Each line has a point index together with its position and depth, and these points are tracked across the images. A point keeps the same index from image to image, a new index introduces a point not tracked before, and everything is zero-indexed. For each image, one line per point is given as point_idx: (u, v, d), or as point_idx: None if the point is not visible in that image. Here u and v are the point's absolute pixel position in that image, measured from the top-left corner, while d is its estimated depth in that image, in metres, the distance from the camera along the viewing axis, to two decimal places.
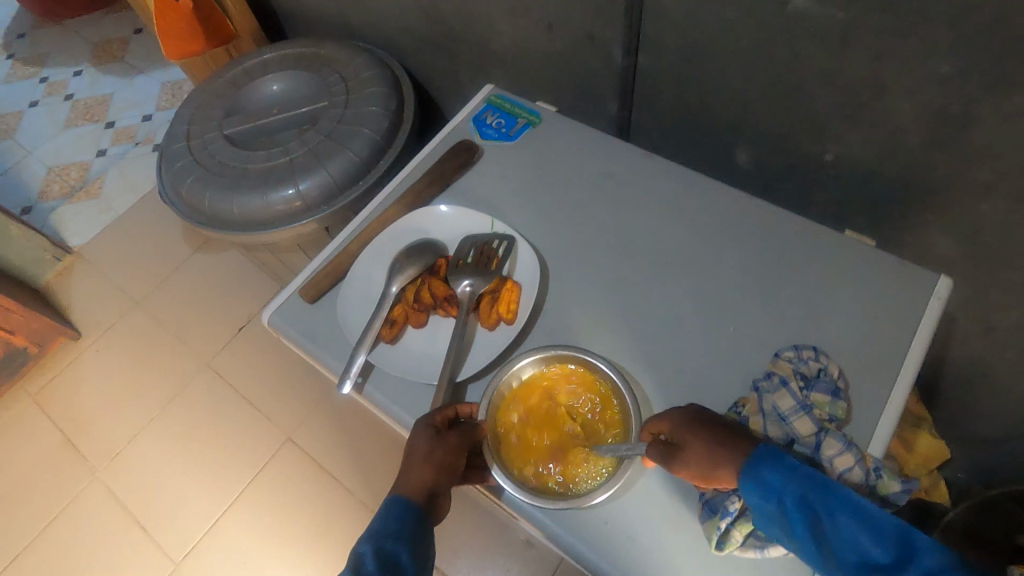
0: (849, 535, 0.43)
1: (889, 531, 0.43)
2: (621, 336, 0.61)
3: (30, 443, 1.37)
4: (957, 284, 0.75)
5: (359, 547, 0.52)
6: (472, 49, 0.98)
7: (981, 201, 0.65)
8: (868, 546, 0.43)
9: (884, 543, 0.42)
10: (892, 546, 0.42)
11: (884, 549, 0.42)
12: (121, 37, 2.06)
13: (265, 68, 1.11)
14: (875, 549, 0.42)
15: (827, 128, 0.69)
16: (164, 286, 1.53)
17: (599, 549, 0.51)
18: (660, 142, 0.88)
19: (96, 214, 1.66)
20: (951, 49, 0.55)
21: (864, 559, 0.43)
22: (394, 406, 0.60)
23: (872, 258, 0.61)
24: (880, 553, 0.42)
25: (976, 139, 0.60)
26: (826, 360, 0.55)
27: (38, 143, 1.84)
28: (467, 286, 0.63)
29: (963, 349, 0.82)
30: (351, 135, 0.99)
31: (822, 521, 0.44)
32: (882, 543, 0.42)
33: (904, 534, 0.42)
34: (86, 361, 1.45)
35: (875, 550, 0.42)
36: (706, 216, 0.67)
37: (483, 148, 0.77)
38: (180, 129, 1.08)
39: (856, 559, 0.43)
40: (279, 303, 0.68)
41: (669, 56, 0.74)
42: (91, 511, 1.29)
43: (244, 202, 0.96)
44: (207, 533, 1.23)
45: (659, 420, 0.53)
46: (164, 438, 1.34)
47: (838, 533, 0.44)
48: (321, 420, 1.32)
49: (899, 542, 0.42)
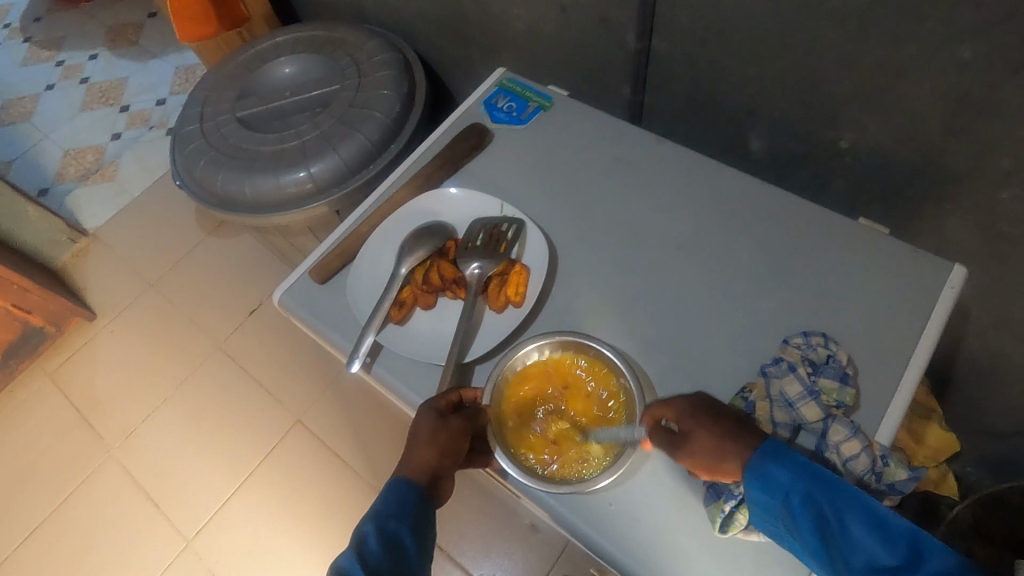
0: (857, 537, 0.43)
1: (897, 530, 0.43)
2: (630, 322, 0.61)
3: (48, 420, 1.40)
4: (973, 274, 0.74)
5: (363, 526, 0.53)
6: (484, 33, 0.97)
7: (1000, 190, 0.64)
8: (878, 548, 0.43)
9: (893, 545, 0.42)
10: (902, 548, 0.42)
11: (894, 551, 0.42)
12: (135, 21, 2.07)
13: (278, 50, 1.11)
14: (884, 550, 0.42)
15: (842, 114, 0.68)
16: (177, 269, 1.54)
17: (604, 532, 0.51)
18: (672, 128, 0.87)
19: (111, 197, 1.68)
20: (973, 32, 0.54)
21: (872, 561, 0.43)
22: (403, 387, 0.61)
23: (885, 246, 0.60)
24: (888, 554, 0.42)
25: (996, 127, 0.59)
26: (835, 347, 0.54)
27: (54, 126, 1.86)
28: (476, 268, 0.63)
29: (978, 340, 0.81)
30: (362, 118, 0.99)
31: (829, 522, 0.45)
32: (889, 544, 0.42)
33: (913, 535, 0.42)
34: (102, 341, 1.48)
35: (884, 551, 0.42)
36: (718, 202, 0.66)
37: (494, 132, 0.76)
38: (193, 111, 1.08)
39: (865, 560, 0.43)
40: (289, 283, 0.69)
41: (684, 40, 0.73)
42: (108, 486, 1.31)
43: (255, 184, 0.97)
44: (218, 511, 1.26)
45: (661, 405, 0.53)
46: (177, 417, 1.36)
47: (846, 535, 0.44)
48: (330, 402, 1.33)
49: (909, 544, 0.42)
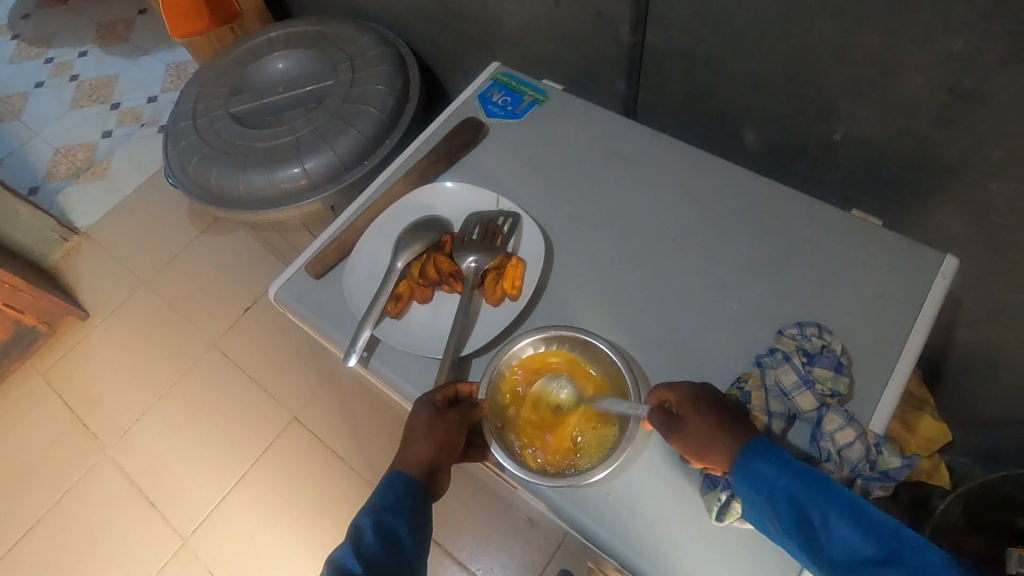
0: (838, 531, 0.43)
1: (877, 523, 0.42)
2: (625, 314, 0.61)
3: (41, 419, 1.39)
4: (965, 265, 0.75)
5: (359, 520, 0.54)
6: (479, 27, 0.97)
7: (991, 181, 0.64)
8: (857, 540, 0.42)
9: (873, 537, 0.41)
10: (881, 540, 0.41)
11: (873, 544, 0.41)
12: (126, 18, 2.06)
13: (272, 46, 1.11)
14: (864, 543, 0.41)
15: (835, 107, 0.68)
16: (171, 267, 1.53)
17: (602, 521, 0.52)
18: (667, 122, 0.87)
19: (102, 195, 1.67)
20: (963, 25, 0.54)
21: (853, 555, 0.42)
22: (401, 380, 0.61)
23: (878, 237, 0.61)
24: (867, 546, 0.41)
25: (986, 117, 0.60)
26: (829, 337, 0.55)
27: (44, 124, 1.84)
28: (472, 262, 0.63)
29: (969, 331, 0.82)
30: (356, 113, 0.99)
31: (811, 516, 0.44)
32: (869, 537, 0.41)
33: (894, 529, 0.42)
34: (95, 339, 1.47)
35: (864, 544, 0.41)
36: (713, 195, 0.67)
37: (489, 126, 0.76)
38: (186, 107, 1.08)
39: (846, 553, 0.42)
40: (285, 278, 0.69)
41: (678, 33, 0.74)
42: (103, 485, 1.31)
43: (250, 180, 0.97)
44: (214, 509, 1.25)
45: (665, 388, 0.53)
46: (172, 414, 1.36)
47: (827, 530, 0.43)
48: (326, 398, 1.33)
49: (888, 537, 0.41)
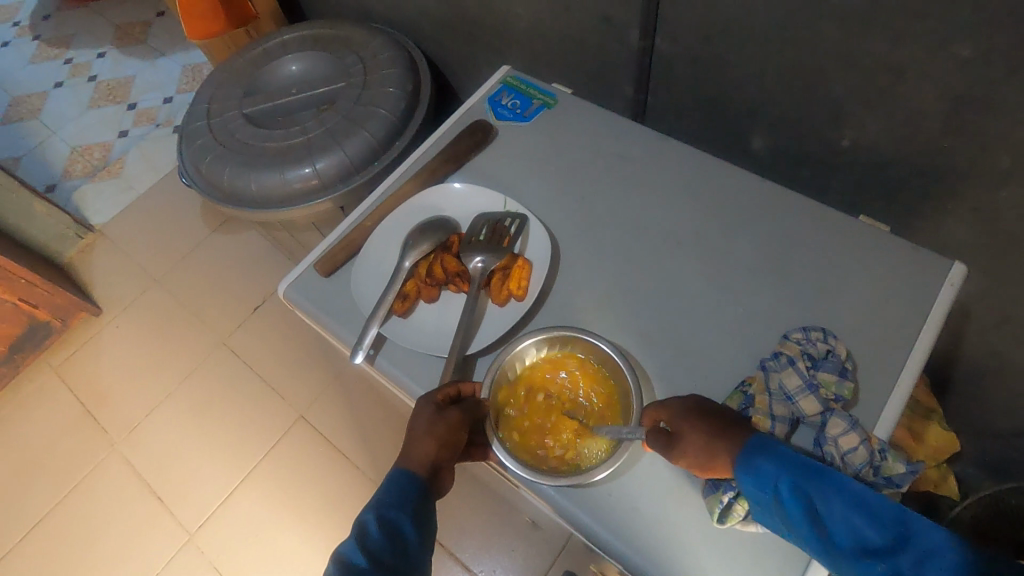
0: (845, 521, 0.43)
1: (883, 511, 0.43)
2: (630, 317, 0.61)
3: (53, 414, 1.41)
4: (974, 273, 0.74)
5: (364, 515, 0.54)
6: (489, 30, 0.98)
7: (1000, 188, 0.64)
8: (866, 529, 0.42)
9: (881, 525, 0.42)
10: (887, 528, 0.42)
11: (881, 531, 0.42)
12: (143, 20, 2.09)
13: (286, 47, 1.12)
14: (872, 531, 0.42)
15: (844, 113, 0.68)
16: (182, 265, 1.55)
17: (605, 521, 0.52)
18: (675, 126, 0.88)
19: (117, 193, 1.69)
20: (973, 32, 0.54)
21: (862, 544, 0.42)
22: (407, 378, 0.61)
23: (885, 244, 0.61)
24: (875, 534, 0.42)
25: (996, 124, 0.59)
26: (835, 342, 0.55)
27: (61, 124, 1.87)
28: (479, 262, 0.64)
29: (979, 340, 0.81)
30: (366, 115, 1.00)
31: (818, 511, 0.44)
32: (876, 525, 0.42)
33: (900, 516, 0.42)
34: (107, 335, 1.49)
35: (872, 532, 0.42)
36: (720, 200, 0.67)
37: (498, 129, 0.77)
38: (200, 107, 1.09)
39: (855, 543, 0.42)
40: (295, 276, 0.69)
41: (687, 38, 0.74)
42: (112, 479, 1.32)
43: (261, 178, 0.98)
44: (221, 506, 1.26)
45: (657, 407, 0.53)
46: (181, 410, 1.37)
47: (835, 522, 0.43)
48: (333, 397, 1.34)
49: (895, 524, 0.42)
